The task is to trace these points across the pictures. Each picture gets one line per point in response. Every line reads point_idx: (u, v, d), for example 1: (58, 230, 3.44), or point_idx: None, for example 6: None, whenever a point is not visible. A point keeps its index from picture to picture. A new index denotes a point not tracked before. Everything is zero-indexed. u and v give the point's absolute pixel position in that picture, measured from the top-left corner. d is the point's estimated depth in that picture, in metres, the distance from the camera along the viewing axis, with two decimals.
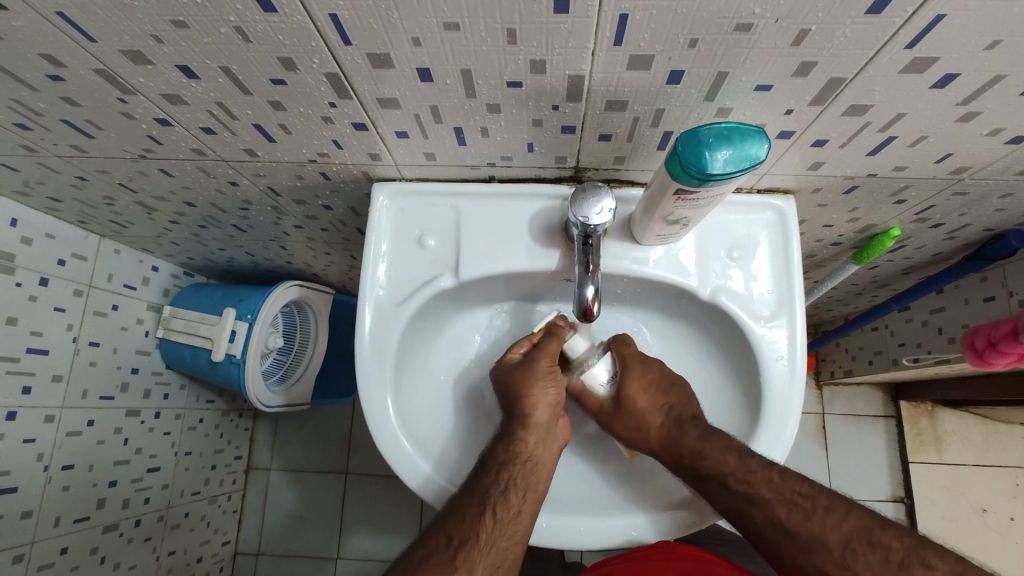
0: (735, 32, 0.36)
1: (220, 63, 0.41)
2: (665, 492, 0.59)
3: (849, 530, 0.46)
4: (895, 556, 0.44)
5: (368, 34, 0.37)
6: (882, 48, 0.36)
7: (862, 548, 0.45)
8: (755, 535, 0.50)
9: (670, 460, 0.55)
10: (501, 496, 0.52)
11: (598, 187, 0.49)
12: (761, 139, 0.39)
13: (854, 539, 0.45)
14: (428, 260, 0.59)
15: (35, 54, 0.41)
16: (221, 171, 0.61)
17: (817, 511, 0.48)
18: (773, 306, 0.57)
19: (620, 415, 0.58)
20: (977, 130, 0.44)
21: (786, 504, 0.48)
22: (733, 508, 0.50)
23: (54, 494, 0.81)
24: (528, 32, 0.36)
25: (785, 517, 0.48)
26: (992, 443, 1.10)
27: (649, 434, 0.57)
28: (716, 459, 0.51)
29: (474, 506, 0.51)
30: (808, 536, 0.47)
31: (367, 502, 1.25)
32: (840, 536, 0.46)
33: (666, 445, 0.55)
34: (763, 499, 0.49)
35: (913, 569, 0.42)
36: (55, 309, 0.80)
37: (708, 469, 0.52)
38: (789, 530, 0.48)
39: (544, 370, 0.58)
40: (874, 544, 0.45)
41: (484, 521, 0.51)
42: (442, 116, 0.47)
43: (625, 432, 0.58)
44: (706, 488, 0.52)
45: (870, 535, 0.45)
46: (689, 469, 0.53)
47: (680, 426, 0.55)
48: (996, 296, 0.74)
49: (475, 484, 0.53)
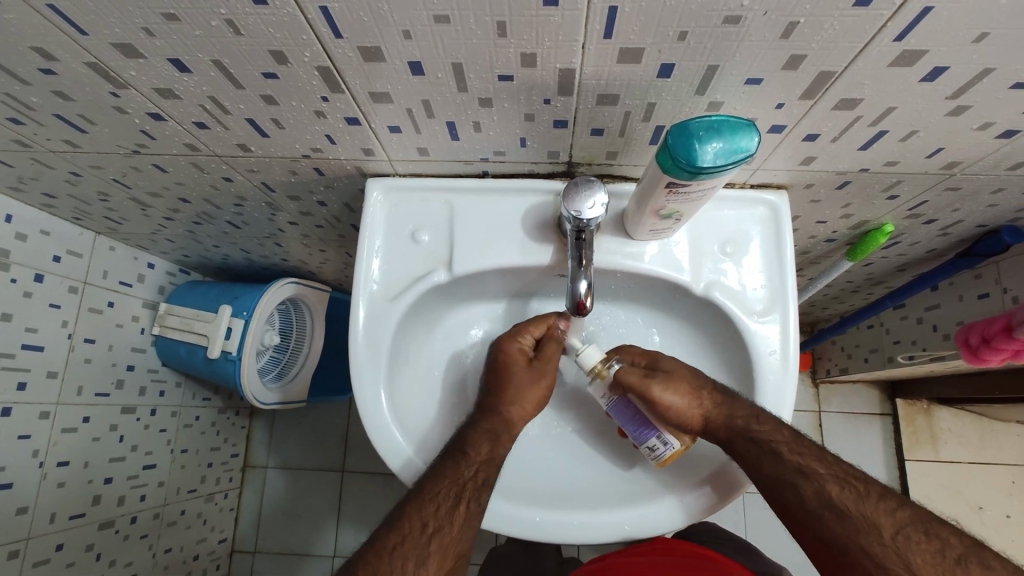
0: (724, 25, 0.36)
1: (212, 57, 0.41)
2: (686, 472, 0.59)
3: (904, 517, 0.46)
4: (952, 551, 0.44)
5: (358, 27, 0.38)
6: (871, 42, 0.36)
7: (917, 536, 0.45)
8: (799, 513, 0.50)
9: (723, 431, 0.54)
10: (475, 491, 0.54)
11: (590, 181, 0.49)
12: (752, 131, 0.39)
13: (909, 526, 0.46)
14: (422, 255, 0.59)
15: (27, 46, 0.41)
16: (215, 166, 0.60)
17: (870, 495, 0.48)
18: (766, 302, 0.57)
19: (672, 386, 0.55)
20: (968, 124, 0.44)
21: (839, 482, 0.49)
22: (781, 478, 0.51)
23: (50, 490, 0.81)
24: (518, 25, 0.37)
25: (836, 494, 0.49)
26: (988, 441, 1.11)
27: (704, 406, 0.55)
28: (767, 428, 0.52)
29: (449, 496, 0.52)
30: (861, 519, 0.47)
31: (365, 498, 1.25)
32: (894, 522, 0.46)
33: (720, 415, 0.54)
34: (816, 474, 0.50)
35: (970, 565, 0.43)
36: (50, 305, 0.80)
37: (761, 433, 0.52)
38: (839, 509, 0.48)
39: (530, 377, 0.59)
40: (930, 535, 0.45)
41: (459, 511, 0.52)
42: (434, 110, 0.47)
43: (680, 403, 0.55)
44: (754, 455, 0.52)
45: (925, 526, 0.46)
46: (741, 436, 0.53)
47: (732, 399, 0.55)
48: (990, 293, 0.74)
49: (452, 471, 0.54)
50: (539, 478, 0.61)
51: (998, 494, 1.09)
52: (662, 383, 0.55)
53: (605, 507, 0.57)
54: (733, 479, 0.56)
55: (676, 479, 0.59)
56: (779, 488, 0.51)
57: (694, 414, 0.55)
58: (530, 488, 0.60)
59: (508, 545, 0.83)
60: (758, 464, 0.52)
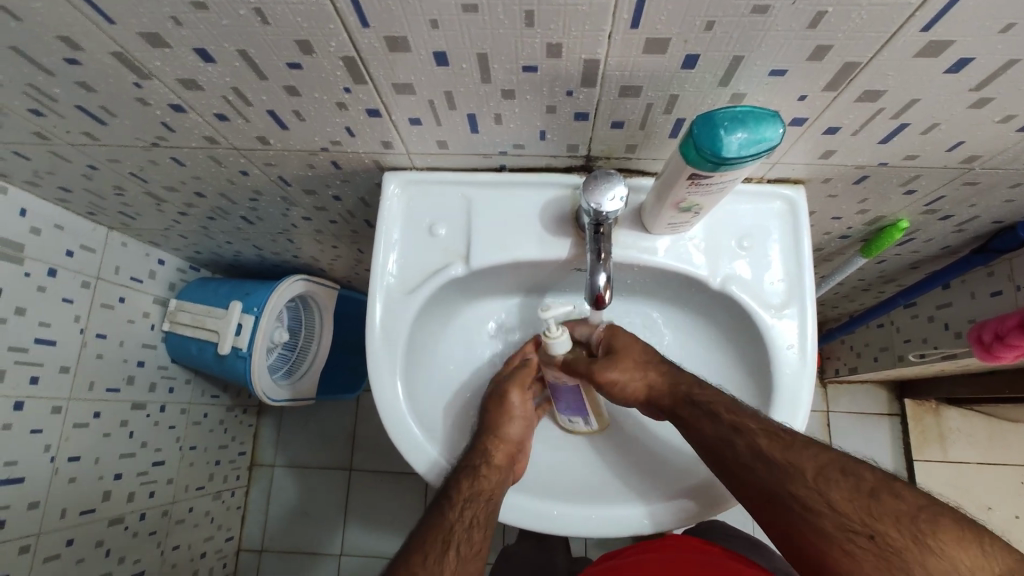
0: (752, 15, 0.36)
1: (238, 46, 0.42)
2: (666, 481, 0.59)
3: (825, 459, 0.46)
4: (866, 485, 0.44)
5: (386, 16, 0.38)
6: (898, 31, 0.36)
7: (836, 475, 0.45)
8: (735, 468, 0.49)
9: (666, 398, 0.55)
10: (463, 534, 0.51)
11: (609, 174, 0.49)
12: (776, 122, 0.39)
13: (829, 467, 0.46)
14: (439, 248, 0.59)
15: (53, 36, 0.42)
16: (233, 160, 0.61)
17: (795, 444, 0.48)
18: (784, 296, 0.57)
19: (616, 364, 0.56)
20: (990, 117, 0.44)
21: (769, 435, 0.49)
22: (719, 437, 0.51)
23: (61, 485, 0.81)
24: (546, 14, 0.37)
25: (767, 446, 0.48)
26: (997, 440, 1.12)
27: (648, 375, 0.56)
28: (709, 391, 0.54)
29: (437, 542, 0.50)
30: (787, 465, 0.47)
31: (370, 498, 1.24)
32: (815, 464, 0.46)
33: (665, 382, 0.56)
34: (748, 429, 0.50)
35: (883, 496, 0.44)
36: (63, 300, 0.80)
37: (702, 396, 0.53)
38: (768, 459, 0.48)
39: (512, 408, 0.60)
40: (846, 473, 0.45)
41: (449, 557, 0.49)
42: (456, 102, 0.47)
43: (624, 375, 0.56)
44: (695, 417, 0.52)
45: (843, 465, 0.46)
46: (682, 399, 0.54)
47: (676, 368, 0.56)
48: (1003, 291, 0.74)
49: (438, 519, 0.52)
50: (536, 475, 0.61)
51: (1006, 493, 1.09)
52: (606, 364, 0.56)
53: (619, 500, 0.58)
54: (719, 494, 0.56)
55: (669, 479, 0.59)
56: (718, 447, 0.51)
57: (637, 386, 0.56)
58: (529, 481, 0.61)
59: (519, 545, 0.83)
60: (698, 426, 0.52)
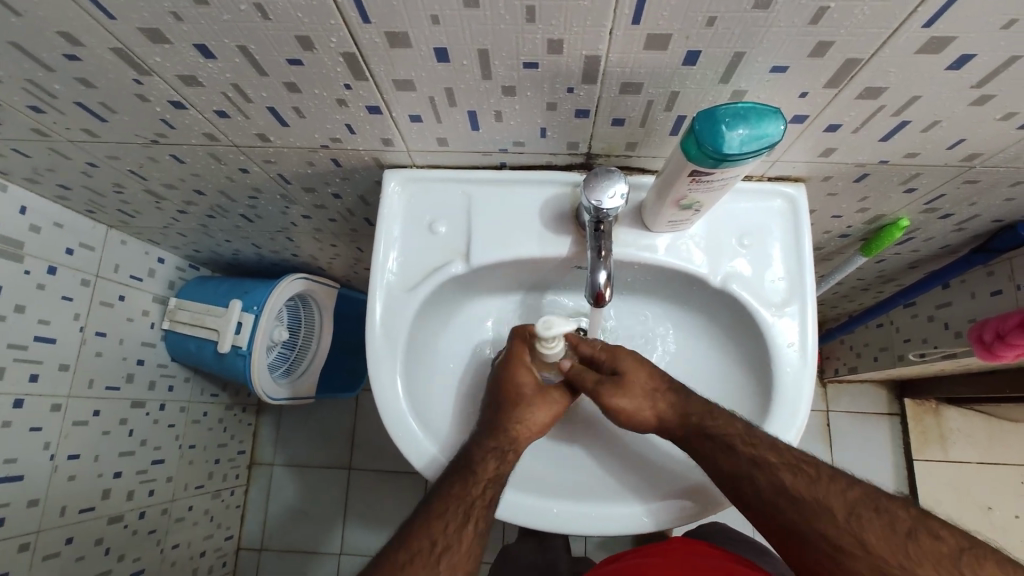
0: (754, 10, 0.36)
1: (238, 42, 0.42)
2: (666, 482, 0.59)
3: (854, 498, 0.47)
4: (901, 525, 0.45)
5: (386, 10, 0.37)
6: (900, 27, 0.36)
7: (868, 513, 0.46)
8: (758, 504, 0.50)
9: (678, 428, 0.55)
10: (485, 509, 0.52)
11: (610, 171, 0.49)
12: (777, 118, 0.39)
13: (859, 505, 0.47)
14: (439, 246, 0.59)
15: (54, 31, 0.42)
16: (232, 157, 0.60)
17: (821, 478, 0.49)
18: (785, 293, 0.57)
19: (625, 393, 0.56)
20: (992, 115, 0.44)
21: (793, 470, 0.49)
22: (736, 472, 0.51)
23: (61, 482, 0.81)
24: (547, 10, 0.37)
25: (792, 482, 0.49)
26: (997, 440, 1.12)
27: (657, 405, 0.56)
28: (721, 422, 0.53)
29: (457, 514, 0.51)
30: (815, 502, 0.47)
31: (370, 499, 1.24)
32: (844, 502, 0.47)
33: (673, 413, 0.55)
34: (769, 464, 0.50)
35: (919, 536, 0.44)
36: (62, 298, 0.80)
37: (715, 428, 0.53)
38: (793, 497, 0.48)
39: (529, 398, 0.58)
40: (879, 511, 0.46)
41: (467, 529, 0.51)
42: (457, 99, 0.47)
43: (631, 407, 0.56)
44: (712, 450, 0.52)
45: (875, 502, 0.47)
46: (697, 433, 0.54)
47: (686, 397, 0.56)
48: (1003, 290, 0.73)
49: (459, 490, 0.52)
50: (544, 472, 0.61)
51: (1007, 493, 1.09)
52: (612, 391, 0.56)
53: (618, 499, 0.58)
54: (716, 497, 0.56)
55: (669, 480, 0.59)
56: (735, 482, 0.51)
57: (646, 416, 0.56)
58: (534, 477, 0.60)
59: (519, 545, 0.82)
60: (715, 459, 0.52)
